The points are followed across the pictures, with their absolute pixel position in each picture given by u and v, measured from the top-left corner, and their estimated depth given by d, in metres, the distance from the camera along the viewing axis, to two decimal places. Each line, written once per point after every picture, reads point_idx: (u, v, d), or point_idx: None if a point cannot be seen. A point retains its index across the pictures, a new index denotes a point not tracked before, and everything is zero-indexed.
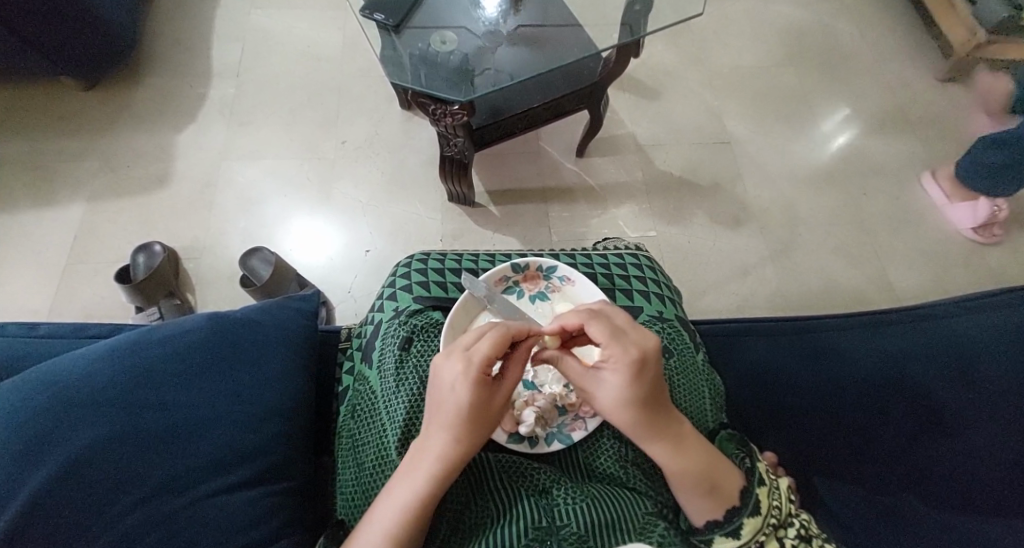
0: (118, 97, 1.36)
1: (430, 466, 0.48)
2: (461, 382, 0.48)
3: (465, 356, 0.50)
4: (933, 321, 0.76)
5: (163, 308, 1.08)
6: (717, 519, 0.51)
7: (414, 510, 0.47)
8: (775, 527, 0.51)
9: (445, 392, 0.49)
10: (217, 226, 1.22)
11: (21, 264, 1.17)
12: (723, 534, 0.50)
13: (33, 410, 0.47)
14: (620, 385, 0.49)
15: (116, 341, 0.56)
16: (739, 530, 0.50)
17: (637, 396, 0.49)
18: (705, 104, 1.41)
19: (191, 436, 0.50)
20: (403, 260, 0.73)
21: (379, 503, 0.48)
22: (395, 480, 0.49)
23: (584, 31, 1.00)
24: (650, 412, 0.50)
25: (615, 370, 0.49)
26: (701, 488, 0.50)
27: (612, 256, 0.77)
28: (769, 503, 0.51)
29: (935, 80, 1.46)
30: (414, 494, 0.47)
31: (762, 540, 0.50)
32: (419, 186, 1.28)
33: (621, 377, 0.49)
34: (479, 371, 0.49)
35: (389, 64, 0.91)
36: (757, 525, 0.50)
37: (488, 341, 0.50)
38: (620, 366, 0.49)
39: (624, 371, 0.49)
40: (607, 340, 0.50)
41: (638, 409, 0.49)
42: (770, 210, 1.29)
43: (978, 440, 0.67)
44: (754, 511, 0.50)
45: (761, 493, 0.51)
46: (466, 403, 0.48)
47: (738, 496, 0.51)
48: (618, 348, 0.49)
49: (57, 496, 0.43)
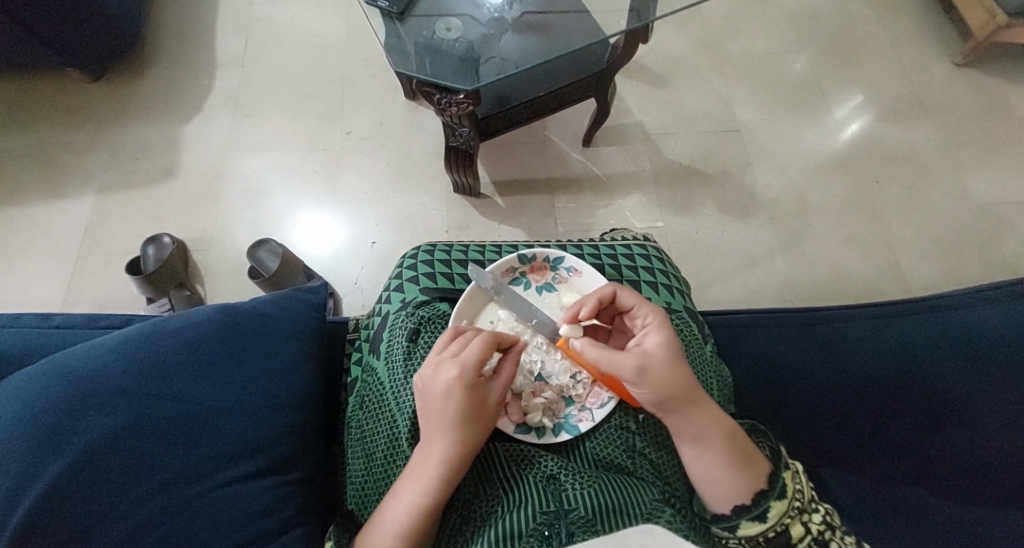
0: (123, 88, 1.36)
1: (432, 470, 0.49)
2: (456, 387, 0.51)
3: (457, 361, 0.52)
4: (947, 312, 0.75)
5: (174, 300, 1.10)
6: (745, 503, 0.51)
7: (424, 510, 0.48)
8: (800, 510, 0.51)
9: (441, 399, 0.51)
10: (225, 217, 1.23)
11: (32, 256, 1.18)
12: (750, 518, 0.51)
13: (48, 401, 0.48)
14: (661, 339, 0.55)
15: (130, 332, 0.56)
16: (767, 513, 0.51)
17: (678, 348, 0.55)
18: (713, 91, 1.39)
19: (203, 427, 0.51)
20: (409, 251, 0.73)
21: (390, 502, 0.49)
22: (402, 480, 0.50)
23: (591, 17, 0.98)
24: (688, 369, 0.54)
25: (655, 326, 0.56)
26: (738, 460, 0.52)
27: (619, 247, 0.76)
28: (793, 488, 0.52)
29: (952, 65, 1.43)
30: (422, 493, 0.48)
31: (788, 523, 0.51)
32: (425, 177, 1.27)
33: (661, 331, 0.56)
34: (470, 375, 0.51)
35: (394, 52, 0.90)
36: (784, 507, 0.51)
37: (461, 344, 0.54)
38: (660, 320, 0.57)
39: (665, 323, 0.56)
40: (642, 303, 0.59)
41: (678, 363, 0.53)
42: (780, 200, 1.27)
43: (993, 431, 0.66)
44: (782, 495, 0.51)
45: (788, 478, 0.52)
46: (455, 411, 0.50)
47: (766, 479, 0.52)
48: (651, 309, 0.58)
49: (76, 484, 0.43)
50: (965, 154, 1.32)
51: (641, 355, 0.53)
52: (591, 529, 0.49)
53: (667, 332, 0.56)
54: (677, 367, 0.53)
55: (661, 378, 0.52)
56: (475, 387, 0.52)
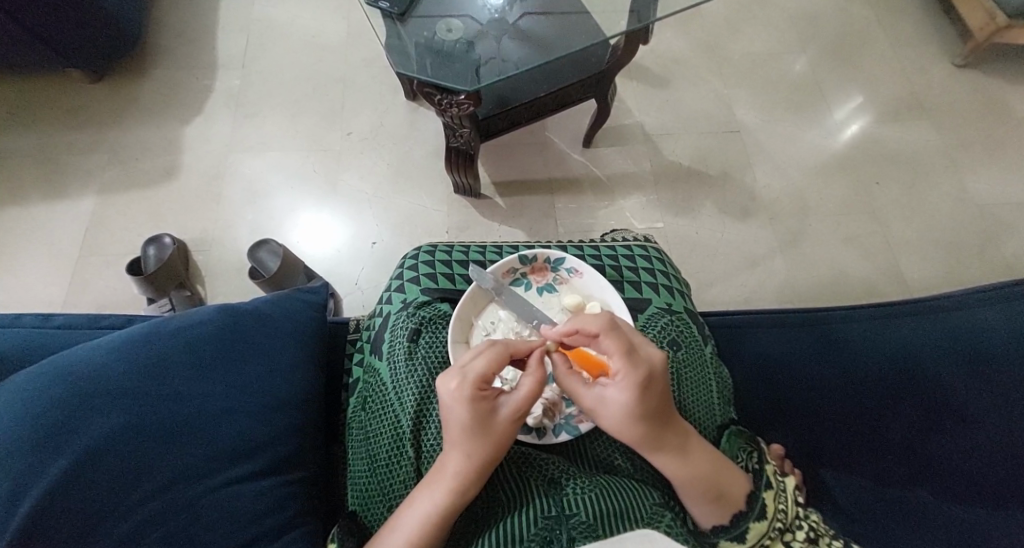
0: (124, 88, 1.36)
1: (449, 481, 0.49)
2: (459, 399, 0.50)
3: (460, 373, 0.51)
4: (947, 313, 0.75)
5: (175, 300, 1.10)
6: (722, 523, 0.52)
7: (439, 518, 0.48)
8: (782, 530, 0.52)
9: (448, 412, 0.50)
10: (225, 218, 1.23)
11: (32, 256, 1.18)
12: (728, 538, 0.51)
13: (49, 401, 0.48)
14: (622, 398, 0.50)
15: (131, 332, 0.56)
16: (745, 533, 0.51)
17: (645, 410, 0.50)
18: (714, 92, 1.39)
19: (205, 426, 0.51)
20: (410, 252, 0.73)
21: (403, 510, 0.49)
22: (418, 489, 0.50)
23: (591, 18, 0.99)
24: (652, 427, 0.50)
25: (623, 386, 0.50)
26: (708, 494, 0.51)
27: (619, 247, 0.76)
28: (774, 507, 0.52)
29: (951, 66, 1.43)
30: (437, 503, 0.48)
31: (768, 543, 0.52)
32: (425, 177, 1.28)
33: (624, 392, 0.50)
34: (474, 387, 0.50)
35: (395, 53, 0.90)
36: (764, 528, 0.51)
37: (483, 359, 0.52)
38: (628, 379, 0.50)
39: (631, 388, 0.49)
40: (618, 354, 0.50)
41: (639, 423, 0.50)
42: (780, 201, 1.27)
43: (990, 433, 0.67)
44: (761, 516, 0.51)
45: (767, 497, 0.52)
46: (466, 422, 0.49)
47: (744, 501, 0.52)
48: (626, 363, 0.50)
49: (80, 484, 0.44)
50: (965, 155, 1.32)
51: (596, 400, 0.52)
52: (592, 534, 0.49)
53: (631, 393, 0.49)
54: (630, 426, 0.50)
55: (612, 424, 0.51)
56: (485, 399, 0.51)
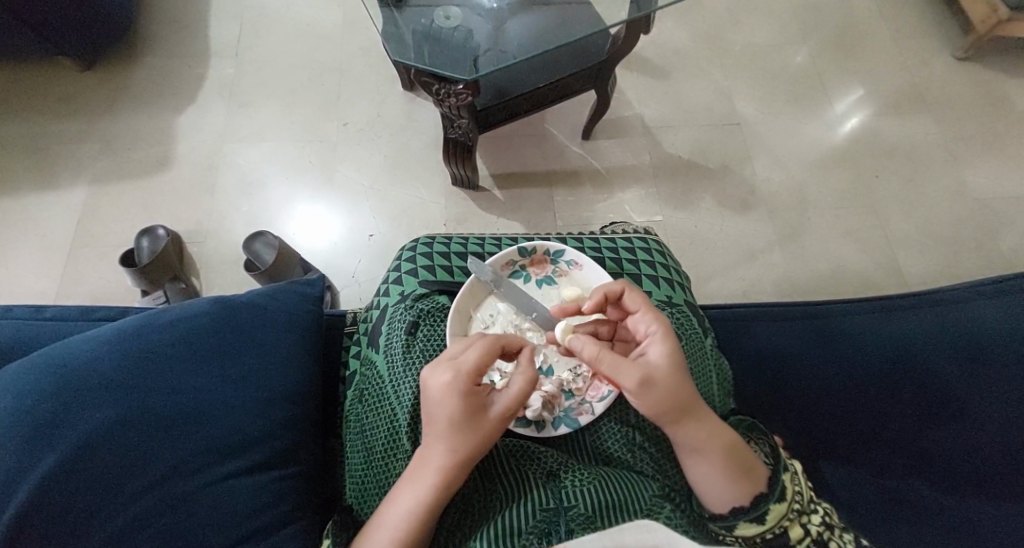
0: (116, 77, 1.34)
1: (433, 477, 0.48)
2: (450, 391, 0.49)
3: (453, 366, 0.49)
4: (949, 305, 0.74)
5: (169, 292, 1.09)
6: (742, 505, 0.50)
7: (420, 517, 0.47)
8: (799, 512, 0.51)
9: (437, 405, 0.49)
10: (220, 209, 1.22)
11: (23, 248, 1.17)
12: (749, 519, 0.50)
13: (41, 394, 0.47)
14: (665, 350, 0.52)
15: (124, 324, 0.55)
16: (765, 515, 0.50)
17: (682, 362, 0.52)
18: (714, 84, 1.38)
19: (198, 420, 0.50)
20: (407, 243, 0.71)
21: (387, 506, 0.48)
22: (399, 485, 0.49)
23: (591, 8, 0.97)
24: (688, 384, 0.51)
25: (658, 337, 0.53)
26: (733, 468, 0.50)
27: (620, 239, 0.76)
28: (792, 490, 0.51)
29: (953, 59, 1.42)
30: (419, 500, 0.48)
31: (787, 525, 0.50)
32: (423, 168, 1.26)
33: (664, 343, 0.52)
34: (466, 381, 0.49)
35: (391, 41, 0.89)
36: (784, 509, 0.50)
37: (476, 350, 0.50)
38: (662, 331, 0.53)
39: (668, 336, 0.53)
40: (645, 309, 0.55)
41: (683, 375, 0.51)
42: (780, 194, 1.27)
43: (995, 426, 0.66)
44: (781, 498, 0.50)
45: (787, 479, 0.51)
46: (454, 414, 0.48)
47: (765, 482, 0.51)
48: (654, 316, 0.55)
49: (72, 478, 0.43)
50: (965, 148, 1.32)
51: (644, 367, 0.50)
52: (591, 526, 0.49)
53: (672, 344, 0.52)
54: (679, 384, 0.50)
55: (663, 390, 0.49)
56: (476, 395, 0.50)
